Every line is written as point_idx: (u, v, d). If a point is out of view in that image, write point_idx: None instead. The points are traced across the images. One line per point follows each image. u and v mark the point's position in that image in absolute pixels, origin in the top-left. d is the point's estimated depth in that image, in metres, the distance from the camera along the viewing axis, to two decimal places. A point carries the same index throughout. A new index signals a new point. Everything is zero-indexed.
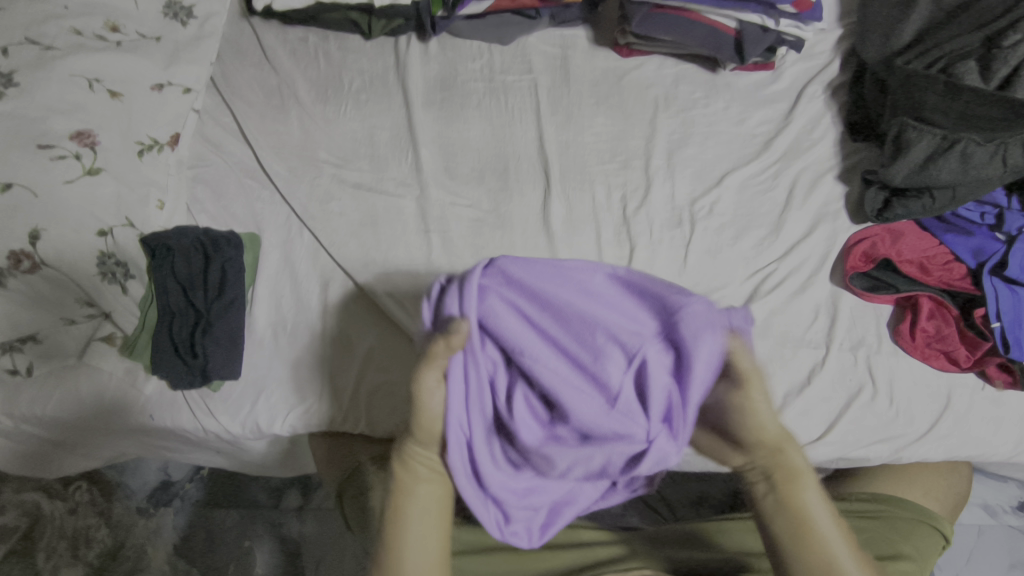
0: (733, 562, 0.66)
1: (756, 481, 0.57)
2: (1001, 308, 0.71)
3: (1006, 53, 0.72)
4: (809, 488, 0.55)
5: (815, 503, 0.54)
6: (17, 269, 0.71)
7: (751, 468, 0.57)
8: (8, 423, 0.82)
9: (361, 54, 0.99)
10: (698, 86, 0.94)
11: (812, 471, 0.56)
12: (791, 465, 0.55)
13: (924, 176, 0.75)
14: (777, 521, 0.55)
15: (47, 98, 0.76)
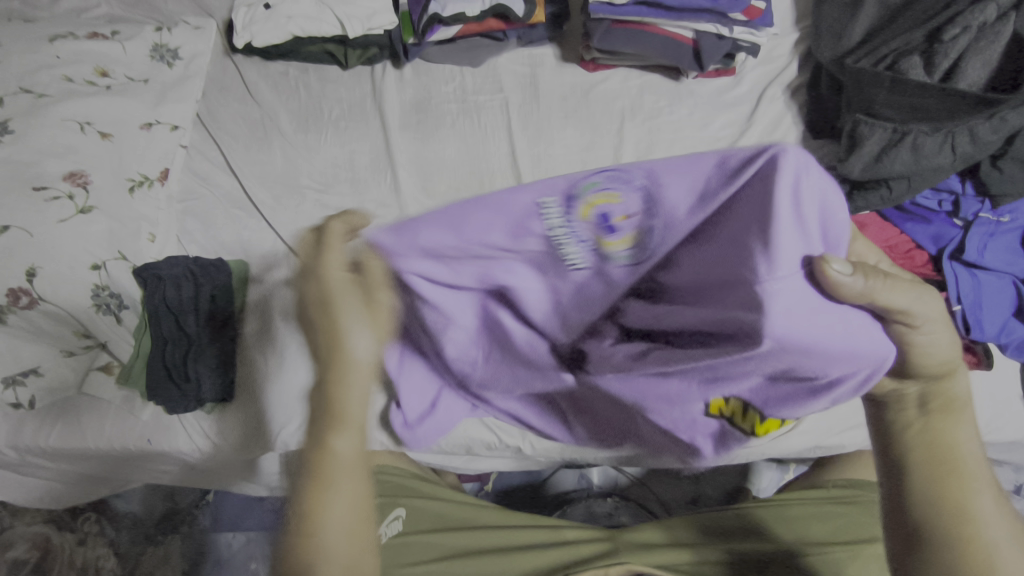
0: (785, 550, 0.67)
1: (906, 409, 0.54)
2: (961, 291, 0.73)
3: (946, 48, 0.76)
4: (961, 424, 0.53)
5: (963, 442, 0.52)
6: (16, 306, 0.75)
7: (905, 393, 0.54)
8: (13, 455, 0.86)
9: (338, 84, 1.03)
10: (663, 94, 0.97)
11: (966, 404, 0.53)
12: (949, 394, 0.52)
13: (878, 169, 0.77)
14: (923, 489, 0.51)
15: (41, 142, 0.81)
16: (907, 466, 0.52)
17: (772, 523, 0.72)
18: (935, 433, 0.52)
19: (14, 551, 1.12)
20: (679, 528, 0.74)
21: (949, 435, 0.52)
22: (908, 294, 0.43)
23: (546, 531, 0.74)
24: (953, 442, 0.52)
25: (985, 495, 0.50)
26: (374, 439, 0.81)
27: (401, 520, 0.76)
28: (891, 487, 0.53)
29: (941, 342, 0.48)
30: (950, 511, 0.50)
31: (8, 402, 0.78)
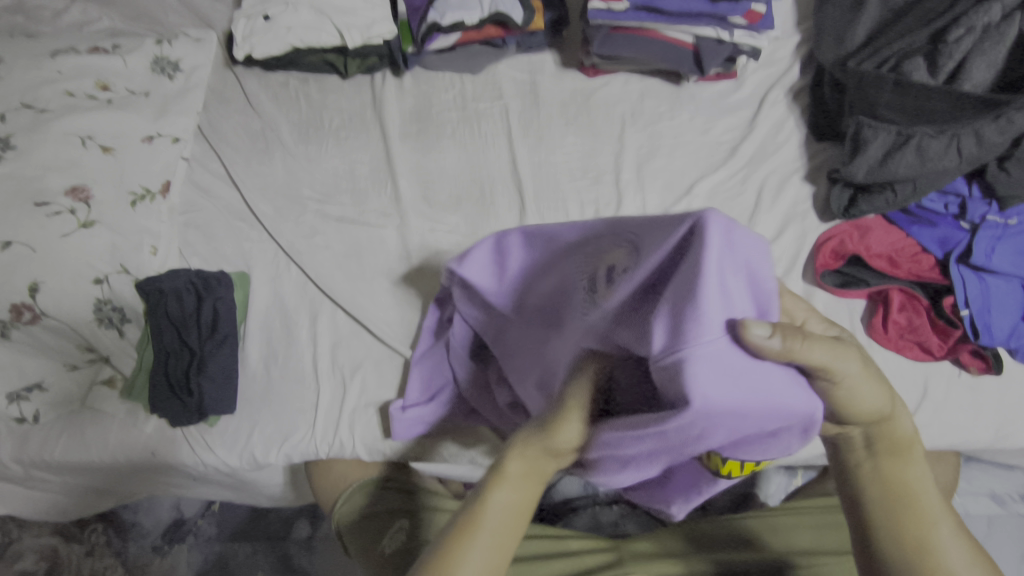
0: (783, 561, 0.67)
1: (854, 451, 0.53)
2: (969, 296, 0.72)
3: (950, 49, 0.74)
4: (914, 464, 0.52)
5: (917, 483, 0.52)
6: (19, 321, 0.75)
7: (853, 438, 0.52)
8: (19, 469, 0.86)
9: (339, 94, 1.03)
10: (663, 99, 0.97)
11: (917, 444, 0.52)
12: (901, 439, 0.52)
13: (884, 171, 0.77)
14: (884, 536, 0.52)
15: (44, 158, 0.81)
16: (872, 517, 0.53)
17: (768, 536, 0.74)
18: (892, 483, 0.52)
19: (22, 562, 1.12)
20: (670, 540, 0.75)
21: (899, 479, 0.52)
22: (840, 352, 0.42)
23: (550, 542, 0.74)
24: (907, 485, 0.52)
25: (944, 530, 0.52)
26: (376, 450, 0.80)
27: (404, 531, 0.73)
28: (862, 537, 0.54)
29: (870, 393, 0.45)
30: (921, 558, 0.51)
31: (12, 416, 0.80)
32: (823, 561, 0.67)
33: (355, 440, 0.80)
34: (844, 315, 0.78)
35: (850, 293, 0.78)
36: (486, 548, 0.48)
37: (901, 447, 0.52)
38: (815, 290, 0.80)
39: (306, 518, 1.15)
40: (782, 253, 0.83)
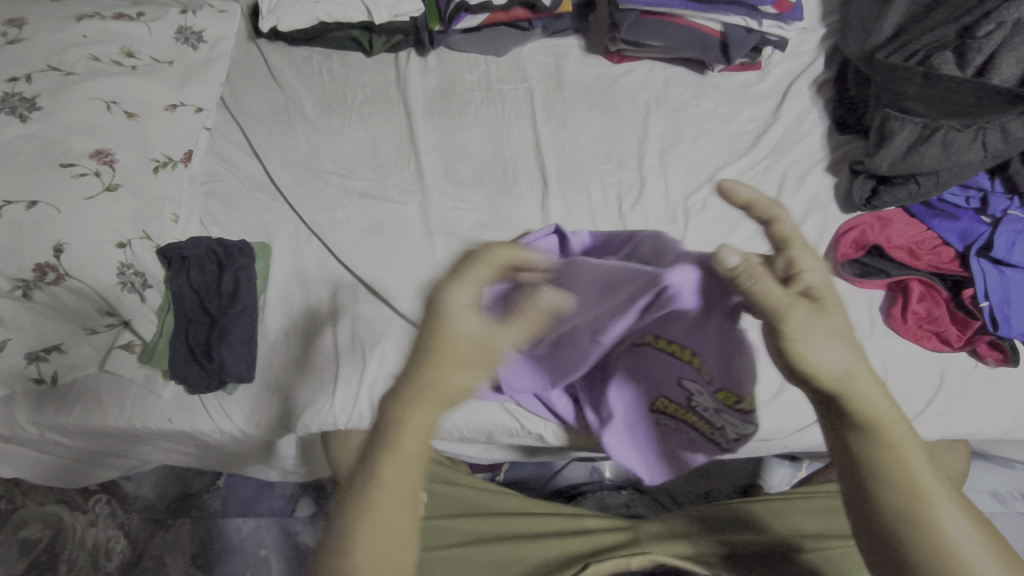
0: (787, 543, 0.70)
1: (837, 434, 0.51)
2: (989, 288, 0.73)
3: (979, 43, 0.76)
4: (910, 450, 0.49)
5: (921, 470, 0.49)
6: (43, 281, 0.75)
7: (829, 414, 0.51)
8: (33, 432, 0.86)
9: (363, 70, 1.03)
10: (688, 87, 0.97)
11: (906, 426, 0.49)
12: (886, 426, 0.48)
13: (908, 163, 0.77)
14: (901, 535, 0.49)
15: (69, 120, 0.81)
16: (889, 524, 0.49)
17: (776, 520, 0.74)
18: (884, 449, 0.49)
19: (26, 530, 1.13)
20: (692, 519, 0.75)
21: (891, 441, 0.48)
22: (797, 302, 0.47)
23: (567, 520, 0.75)
24: (905, 472, 0.49)
25: (952, 509, 0.49)
26: None
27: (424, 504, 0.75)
28: (877, 543, 0.50)
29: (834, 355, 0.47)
30: (924, 517, 0.48)
31: (31, 377, 0.80)
32: (827, 546, 0.69)
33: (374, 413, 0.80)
34: (862, 305, 0.79)
35: (869, 283, 0.79)
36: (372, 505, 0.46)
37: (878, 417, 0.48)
38: (836, 279, 0.81)
39: (312, 495, 1.15)
40: None
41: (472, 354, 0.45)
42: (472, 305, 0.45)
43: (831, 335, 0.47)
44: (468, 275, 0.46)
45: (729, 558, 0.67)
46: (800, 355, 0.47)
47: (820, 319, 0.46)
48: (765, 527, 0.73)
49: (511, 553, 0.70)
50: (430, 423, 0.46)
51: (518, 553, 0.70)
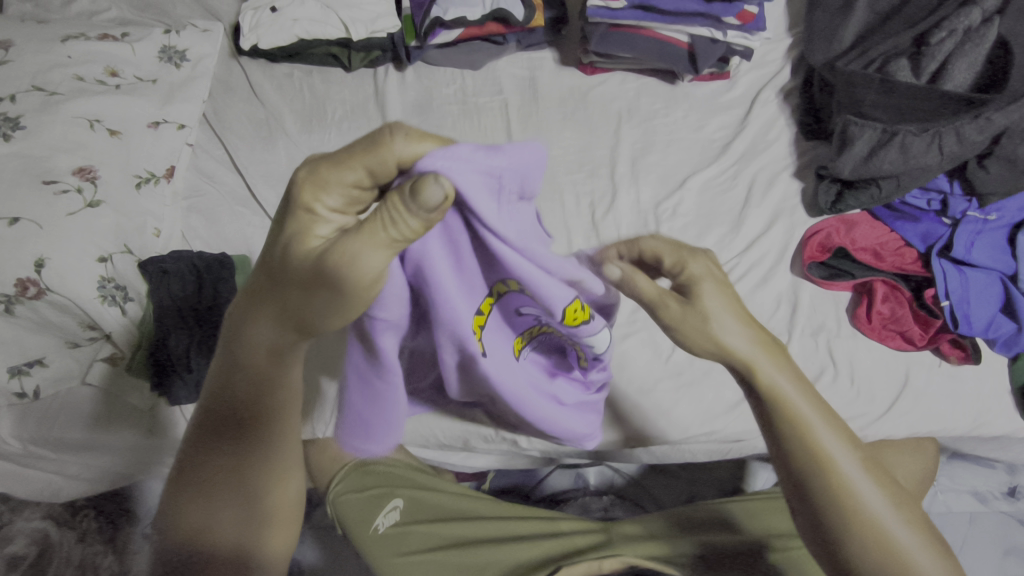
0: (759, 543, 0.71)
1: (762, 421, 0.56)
2: (949, 288, 0.75)
3: (933, 50, 0.78)
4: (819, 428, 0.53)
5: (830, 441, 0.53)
6: (24, 296, 0.75)
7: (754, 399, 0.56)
8: (17, 445, 0.88)
9: (342, 86, 1.06)
10: (658, 97, 1.00)
11: (807, 399, 0.54)
12: (786, 401, 0.53)
13: (869, 168, 0.80)
14: (832, 516, 0.52)
15: (52, 138, 0.83)
16: (821, 511, 0.53)
17: (749, 520, 0.75)
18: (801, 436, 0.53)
19: (13, 546, 1.13)
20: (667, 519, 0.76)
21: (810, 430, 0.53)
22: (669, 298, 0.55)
23: (541, 523, 0.76)
24: (820, 450, 0.52)
25: (863, 481, 0.53)
26: None
27: (399, 510, 0.77)
28: (816, 530, 0.54)
29: (730, 333, 0.55)
30: (848, 501, 0.52)
31: (13, 392, 0.80)
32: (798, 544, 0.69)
33: None
34: (829, 306, 0.81)
35: (836, 285, 0.81)
36: (260, 423, 0.54)
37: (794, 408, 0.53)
38: (803, 282, 0.83)
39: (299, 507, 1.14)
40: (770, 247, 0.86)
41: (304, 276, 0.44)
42: (334, 212, 0.43)
43: (735, 331, 0.55)
44: (334, 180, 0.42)
45: (701, 557, 0.68)
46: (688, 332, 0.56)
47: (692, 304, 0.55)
48: (739, 527, 0.74)
49: (485, 557, 0.70)
50: (248, 344, 0.51)
51: (491, 556, 0.70)
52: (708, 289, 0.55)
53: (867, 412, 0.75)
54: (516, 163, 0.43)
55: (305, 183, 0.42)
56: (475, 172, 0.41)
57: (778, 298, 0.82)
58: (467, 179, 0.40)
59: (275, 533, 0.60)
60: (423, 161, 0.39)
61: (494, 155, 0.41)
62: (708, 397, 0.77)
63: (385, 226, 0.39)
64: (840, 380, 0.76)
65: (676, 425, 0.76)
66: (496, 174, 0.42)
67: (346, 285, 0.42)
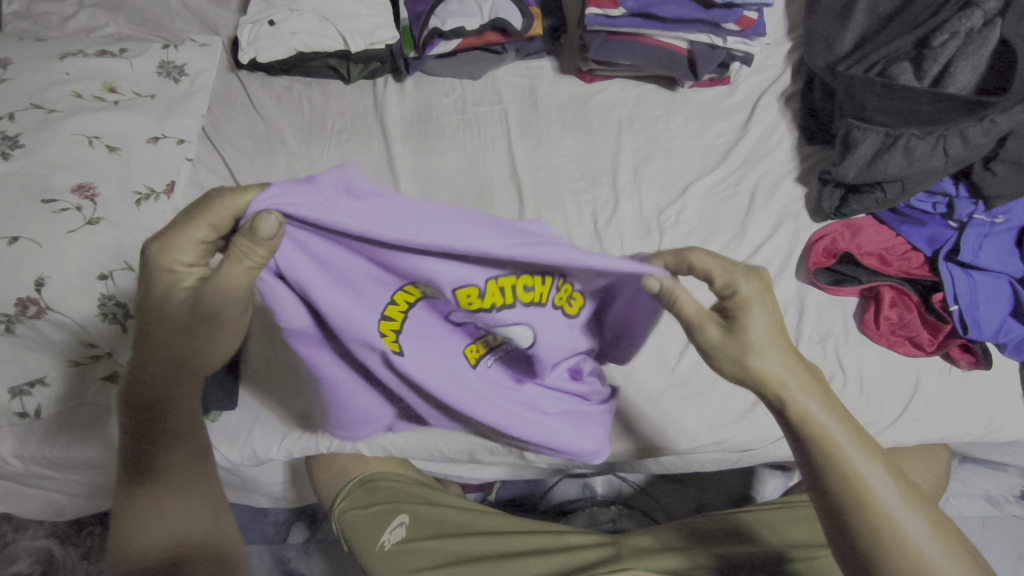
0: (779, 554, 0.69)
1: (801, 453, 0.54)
2: (958, 292, 0.74)
3: (935, 53, 0.78)
4: (869, 465, 0.51)
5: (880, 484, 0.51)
6: (24, 315, 0.75)
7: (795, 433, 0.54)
8: (18, 464, 0.87)
9: (342, 98, 1.05)
10: (659, 104, 0.99)
11: (866, 441, 0.52)
12: (831, 437, 0.51)
13: (873, 172, 0.79)
14: (867, 545, 0.50)
15: (51, 156, 0.83)
16: (866, 545, 0.50)
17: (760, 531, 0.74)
18: (840, 472, 0.51)
19: (18, 564, 1.12)
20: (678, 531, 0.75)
21: (846, 465, 0.51)
22: (745, 324, 0.53)
23: (550, 537, 0.75)
24: (868, 486, 0.50)
25: (916, 526, 0.50)
26: (377, 446, 0.82)
27: (405, 527, 0.75)
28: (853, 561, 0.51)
29: (773, 362, 0.53)
30: (890, 539, 0.50)
31: (14, 411, 0.79)
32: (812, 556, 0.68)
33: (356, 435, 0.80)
34: (836, 312, 0.80)
35: (843, 291, 0.80)
36: (172, 423, 0.61)
37: (827, 441, 0.51)
38: (809, 288, 0.82)
39: (303, 521, 1.13)
40: (775, 252, 0.85)
41: (180, 316, 0.58)
42: (192, 263, 0.57)
43: (769, 355, 0.53)
44: (185, 240, 0.55)
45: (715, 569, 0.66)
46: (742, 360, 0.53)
47: (751, 328, 0.53)
48: (751, 539, 0.73)
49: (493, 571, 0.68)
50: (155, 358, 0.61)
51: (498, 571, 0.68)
52: (769, 319, 0.53)
53: (878, 419, 0.74)
54: (339, 186, 0.46)
55: (160, 247, 0.55)
56: (290, 199, 0.45)
57: (784, 304, 0.82)
58: (294, 197, 0.45)
59: (227, 523, 0.62)
60: (241, 211, 0.52)
61: (314, 186, 0.45)
62: (716, 405, 0.76)
63: (242, 258, 0.48)
64: (850, 388, 0.76)
65: (683, 435, 0.75)
66: (325, 201, 0.45)
67: (226, 306, 0.55)
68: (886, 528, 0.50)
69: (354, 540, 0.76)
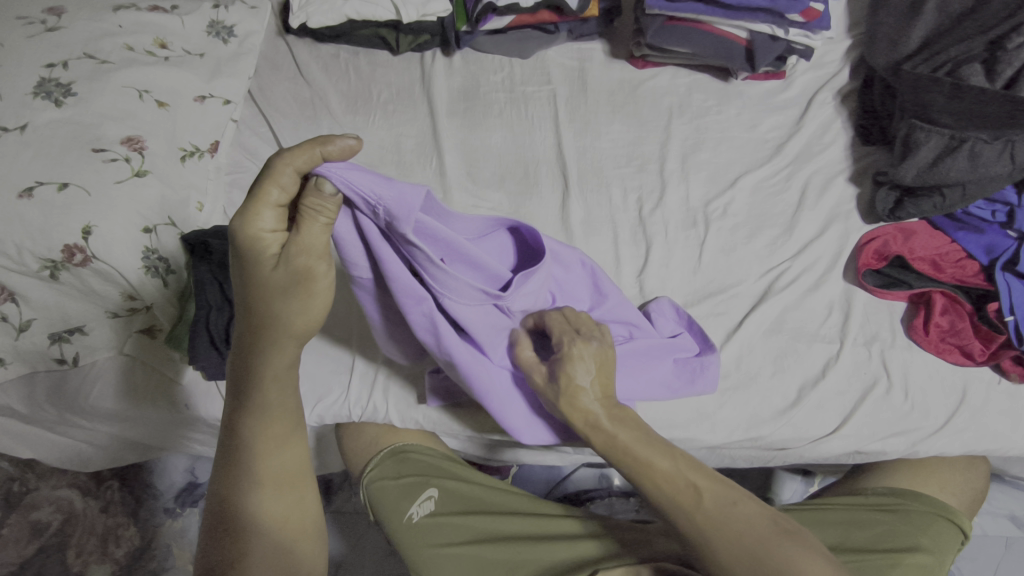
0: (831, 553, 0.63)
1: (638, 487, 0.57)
2: (1014, 301, 0.72)
3: (1010, 56, 0.76)
4: (675, 463, 0.56)
5: (692, 477, 0.55)
6: (70, 262, 0.75)
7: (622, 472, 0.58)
8: (54, 411, 0.90)
9: (389, 68, 1.05)
10: (711, 94, 0.98)
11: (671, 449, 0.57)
12: (640, 456, 0.57)
13: (934, 175, 0.77)
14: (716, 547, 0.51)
15: (102, 107, 0.82)
16: (708, 547, 0.52)
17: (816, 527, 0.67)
18: (644, 474, 0.56)
19: (38, 512, 1.13)
20: None
21: (644, 462, 0.56)
22: (572, 371, 0.62)
23: (580, 522, 0.74)
24: (685, 487, 0.54)
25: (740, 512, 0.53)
26: (409, 417, 0.81)
27: (434, 500, 0.75)
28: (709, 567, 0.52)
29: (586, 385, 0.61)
30: (725, 534, 0.51)
31: (53, 357, 0.81)
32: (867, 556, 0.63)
33: (389, 406, 0.80)
34: (883, 316, 0.79)
35: (890, 294, 0.79)
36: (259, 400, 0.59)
37: (625, 447, 0.57)
38: (856, 290, 0.80)
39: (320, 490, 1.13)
40: (823, 251, 0.84)
41: (287, 277, 0.55)
42: (274, 228, 0.54)
43: (580, 378, 0.62)
44: (263, 202, 0.53)
45: None
46: (572, 395, 0.61)
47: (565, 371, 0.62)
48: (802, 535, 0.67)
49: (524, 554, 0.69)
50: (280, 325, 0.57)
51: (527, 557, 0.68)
52: (592, 352, 0.63)
53: (920, 427, 0.73)
54: (401, 198, 0.57)
55: (241, 221, 0.53)
56: (359, 187, 0.55)
57: (829, 305, 0.80)
58: (359, 179, 0.55)
59: (279, 499, 0.61)
60: (314, 168, 0.53)
61: (382, 184, 0.56)
62: (755, 402, 0.74)
63: (318, 218, 0.54)
64: (894, 393, 0.74)
65: (719, 428, 0.73)
66: (378, 202, 0.57)
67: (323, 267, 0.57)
68: (694, 511, 0.53)
69: (382, 509, 0.75)
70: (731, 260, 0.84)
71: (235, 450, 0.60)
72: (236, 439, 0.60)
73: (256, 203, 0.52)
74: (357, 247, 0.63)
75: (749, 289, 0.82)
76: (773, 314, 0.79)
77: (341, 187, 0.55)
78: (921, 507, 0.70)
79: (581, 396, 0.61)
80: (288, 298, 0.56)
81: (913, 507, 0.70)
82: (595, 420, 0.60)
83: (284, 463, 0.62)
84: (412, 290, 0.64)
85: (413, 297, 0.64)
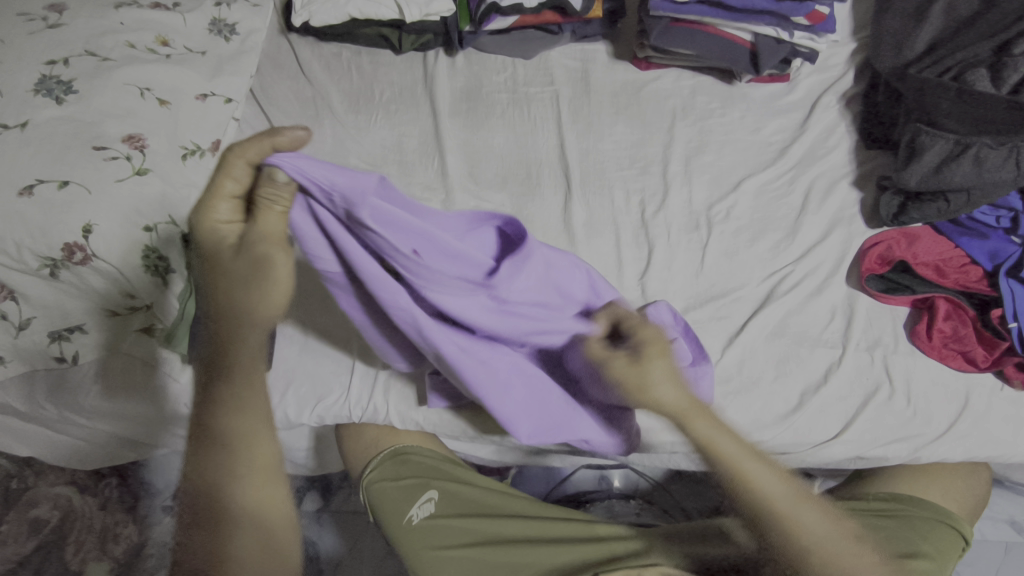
0: None
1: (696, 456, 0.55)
2: (1018, 308, 0.72)
3: (1016, 62, 0.76)
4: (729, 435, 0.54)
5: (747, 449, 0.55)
6: (70, 261, 0.75)
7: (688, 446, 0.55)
8: (52, 409, 0.89)
9: (391, 68, 1.04)
10: (715, 96, 0.97)
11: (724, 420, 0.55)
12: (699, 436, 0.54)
13: (938, 180, 0.77)
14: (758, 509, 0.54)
15: (103, 105, 0.82)
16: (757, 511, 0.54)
17: None
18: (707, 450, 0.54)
19: (37, 509, 1.13)
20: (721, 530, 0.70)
21: (710, 443, 0.54)
22: (655, 367, 0.55)
23: (580, 525, 0.73)
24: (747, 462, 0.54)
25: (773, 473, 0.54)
26: (409, 419, 0.80)
27: (434, 502, 0.75)
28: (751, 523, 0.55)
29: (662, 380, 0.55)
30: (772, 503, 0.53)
31: (53, 356, 0.80)
32: None
33: (390, 407, 0.80)
34: (886, 321, 0.79)
35: (894, 299, 0.78)
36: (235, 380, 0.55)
37: (710, 442, 0.54)
38: (859, 295, 0.80)
39: (318, 490, 1.13)
40: (826, 256, 0.83)
41: (242, 262, 0.56)
42: (231, 220, 0.58)
43: (655, 366, 0.55)
44: (219, 195, 0.57)
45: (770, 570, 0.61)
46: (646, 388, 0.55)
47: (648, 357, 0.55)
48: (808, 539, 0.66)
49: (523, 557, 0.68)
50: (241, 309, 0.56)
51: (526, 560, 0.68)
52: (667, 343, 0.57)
53: (922, 433, 0.73)
54: (352, 184, 0.56)
55: (201, 216, 0.57)
56: (309, 176, 0.56)
57: (832, 309, 0.80)
58: (310, 168, 0.56)
59: (262, 489, 0.55)
60: (267, 158, 0.56)
61: (335, 172, 0.56)
62: (757, 407, 0.74)
63: (270, 205, 0.57)
64: (896, 399, 0.74)
65: None
66: (331, 189, 0.56)
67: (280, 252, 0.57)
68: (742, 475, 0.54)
69: (386, 511, 0.75)
70: (734, 264, 0.83)
71: (203, 434, 0.55)
72: (203, 424, 0.55)
73: (213, 196, 0.57)
74: (320, 243, 0.62)
75: (752, 293, 0.81)
76: (776, 318, 0.79)
77: (293, 176, 0.56)
78: (922, 512, 0.70)
79: (665, 391, 0.54)
80: (246, 287, 0.56)
81: (914, 512, 0.70)
82: (679, 407, 0.54)
83: (263, 449, 0.55)
84: (383, 285, 0.61)
85: (385, 292, 0.62)
